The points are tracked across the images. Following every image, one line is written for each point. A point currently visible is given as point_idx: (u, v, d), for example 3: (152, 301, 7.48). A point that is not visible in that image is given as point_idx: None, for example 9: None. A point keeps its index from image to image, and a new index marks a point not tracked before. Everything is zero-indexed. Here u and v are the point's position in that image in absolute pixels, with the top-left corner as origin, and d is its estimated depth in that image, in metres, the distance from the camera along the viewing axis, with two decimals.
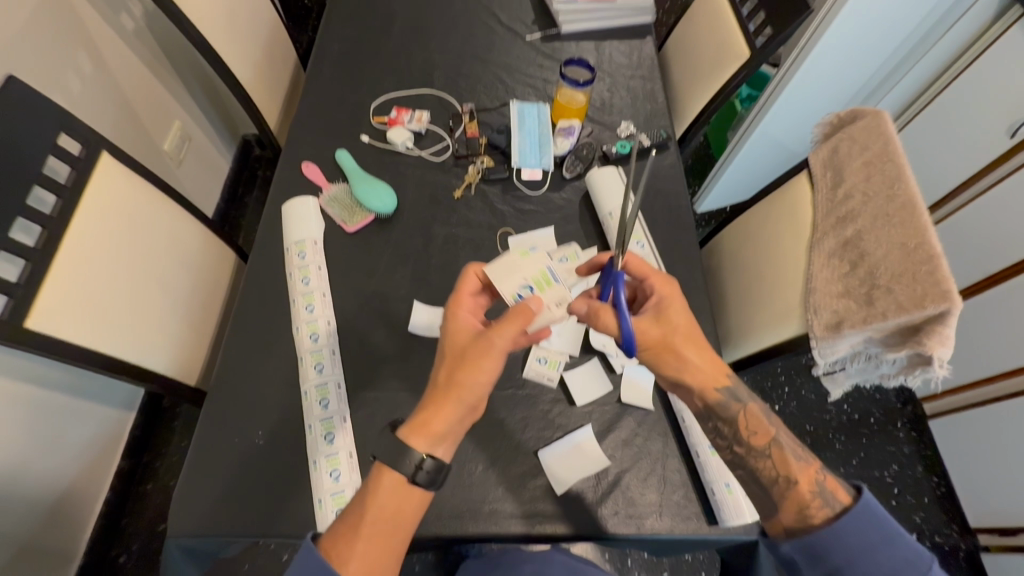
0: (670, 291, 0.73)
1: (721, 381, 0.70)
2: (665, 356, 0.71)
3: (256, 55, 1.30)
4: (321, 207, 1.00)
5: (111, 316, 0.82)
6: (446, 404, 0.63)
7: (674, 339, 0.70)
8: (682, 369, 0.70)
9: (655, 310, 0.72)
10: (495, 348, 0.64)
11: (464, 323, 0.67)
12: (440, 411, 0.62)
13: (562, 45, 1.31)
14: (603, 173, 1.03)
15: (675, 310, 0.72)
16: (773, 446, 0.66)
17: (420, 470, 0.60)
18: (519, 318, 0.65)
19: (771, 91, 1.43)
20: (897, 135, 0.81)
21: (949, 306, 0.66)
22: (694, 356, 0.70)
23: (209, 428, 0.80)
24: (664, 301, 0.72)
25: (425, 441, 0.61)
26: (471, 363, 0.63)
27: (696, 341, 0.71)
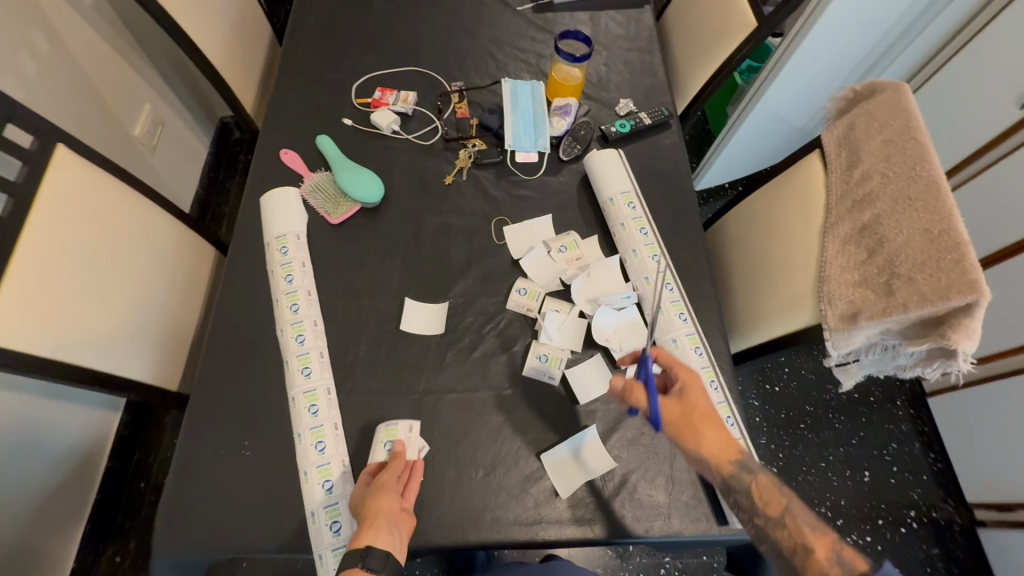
0: (693, 376, 0.73)
1: (733, 456, 0.70)
2: (684, 435, 0.71)
3: (227, 32, 1.20)
4: (303, 197, 0.93)
5: (79, 324, 0.76)
6: (375, 517, 0.65)
7: (694, 419, 0.71)
8: (699, 449, 0.70)
9: (679, 395, 0.73)
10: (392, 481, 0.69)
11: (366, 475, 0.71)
12: (372, 521, 0.65)
13: (555, 16, 1.23)
14: (603, 155, 0.97)
15: (698, 395, 0.72)
16: (788, 515, 0.66)
17: (373, 555, 0.61)
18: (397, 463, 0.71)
19: (776, 62, 1.36)
20: (919, 112, 0.76)
21: (978, 297, 0.62)
22: (713, 437, 0.70)
23: (191, 439, 0.76)
24: (687, 385, 0.73)
25: (369, 530, 0.63)
26: (380, 490, 0.68)
27: (714, 422, 0.71)
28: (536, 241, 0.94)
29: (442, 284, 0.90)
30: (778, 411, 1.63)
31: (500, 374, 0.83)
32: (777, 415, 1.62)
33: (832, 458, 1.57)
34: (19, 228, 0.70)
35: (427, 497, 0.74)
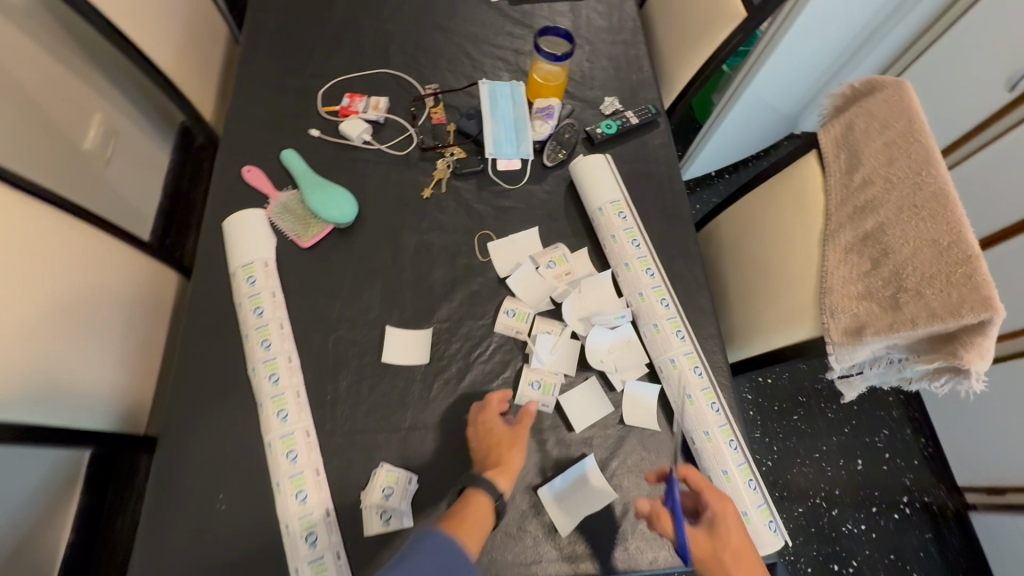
0: (728, 508, 0.65)
1: None
2: None
3: (177, 35, 1.11)
4: (270, 219, 0.87)
5: (27, 377, 0.69)
6: (508, 462, 0.68)
7: (728, 561, 0.61)
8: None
9: (708, 526, 0.65)
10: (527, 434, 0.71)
11: (497, 414, 0.73)
12: (507, 458, 0.68)
13: (532, 8, 1.16)
14: (589, 161, 0.91)
15: (733, 528, 0.64)
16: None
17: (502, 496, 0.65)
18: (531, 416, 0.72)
19: (764, 48, 1.31)
20: (922, 111, 0.72)
21: (992, 315, 0.59)
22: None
23: (161, 494, 0.70)
24: (717, 514, 0.64)
25: (505, 476, 0.66)
26: (516, 441, 0.70)
27: (752, 565, 0.62)
28: (522, 257, 0.88)
29: (425, 308, 0.84)
30: (771, 403, 1.62)
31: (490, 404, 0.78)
32: (770, 408, 1.61)
33: (826, 448, 1.57)
34: None
35: None
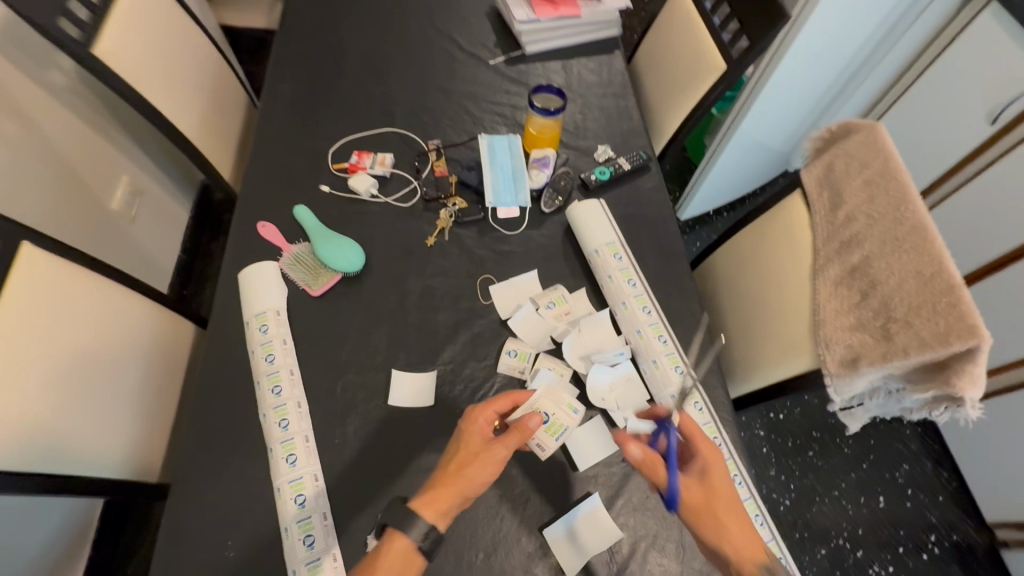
0: (717, 458, 0.72)
1: (760, 556, 0.66)
2: (705, 525, 0.67)
3: (201, 103, 1.20)
4: (283, 270, 0.91)
5: (49, 429, 0.72)
6: (449, 489, 0.66)
7: (718, 509, 0.68)
8: (718, 538, 0.66)
9: (699, 475, 0.71)
10: (502, 458, 0.69)
11: (480, 427, 0.71)
12: (445, 492, 0.66)
13: (527, 67, 1.25)
14: (584, 206, 0.96)
15: (721, 481, 0.70)
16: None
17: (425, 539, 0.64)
18: (519, 436, 0.71)
19: (750, 92, 1.40)
20: (896, 150, 0.76)
21: (979, 343, 0.60)
22: (733, 528, 0.67)
23: (172, 543, 0.71)
24: (708, 467, 0.71)
25: (431, 514, 0.65)
26: (478, 465, 0.68)
27: (740, 515, 0.68)
28: (523, 298, 0.92)
29: (430, 351, 0.87)
30: (784, 440, 1.59)
31: None
32: (784, 444, 1.58)
33: (845, 486, 1.53)
34: None
35: None
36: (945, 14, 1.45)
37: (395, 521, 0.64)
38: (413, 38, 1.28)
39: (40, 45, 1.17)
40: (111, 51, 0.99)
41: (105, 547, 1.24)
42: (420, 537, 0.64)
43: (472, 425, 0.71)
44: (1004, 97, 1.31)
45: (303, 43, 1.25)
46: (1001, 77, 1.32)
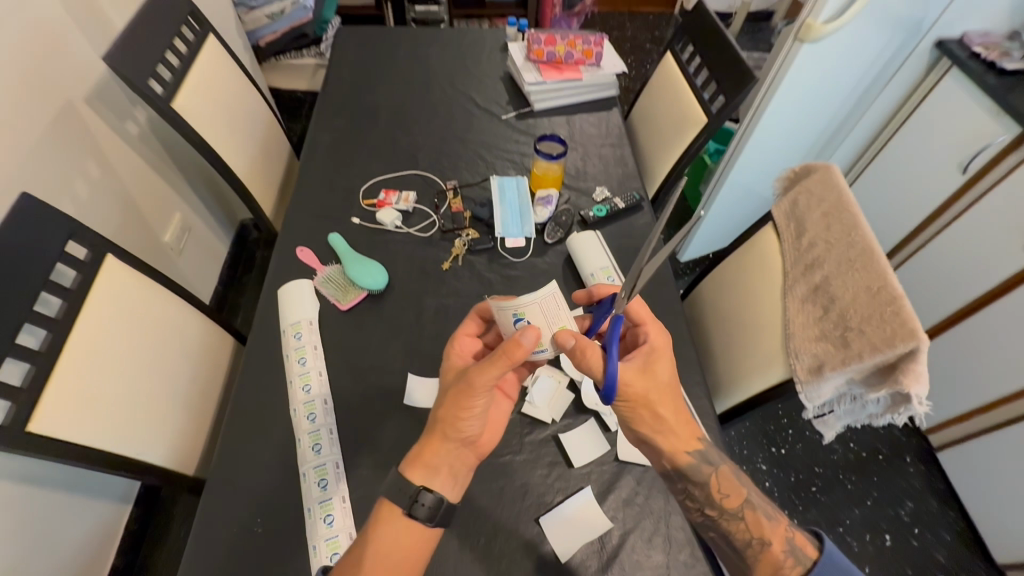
0: (660, 343, 0.77)
1: (692, 445, 0.76)
2: (641, 412, 0.74)
3: (252, 150, 1.39)
4: (316, 287, 1.04)
5: (114, 414, 0.83)
6: (435, 441, 0.68)
7: (652, 396, 0.73)
8: (656, 426, 0.75)
9: (643, 360, 0.75)
10: (477, 389, 0.65)
11: (459, 362, 0.75)
12: (431, 446, 0.68)
13: (535, 121, 1.42)
14: (582, 236, 1.09)
15: (661, 362, 0.75)
16: (745, 507, 0.73)
17: (420, 505, 0.65)
18: (504, 359, 0.65)
19: (737, 144, 1.55)
20: (849, 187, 0.88)
21: (919, 343, 0.69)
22: (670, 415, 0.75)
23: (209, 519, 0.79)
24: (653, 352, 0.76)
25: (419, 474, 0.67)
26: (451, 403, 0.67)
27: (672, 399, 0.75)
28: None
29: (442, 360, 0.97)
30: (787, 474, 1.58)
31: (499, 441, 0.88)
32: (787, 479, 1.57)
33: (849, 522, 1.51)
34: (68, 329, 0.80)
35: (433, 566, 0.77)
36: (913, 77, 1.60)
37: (392, 490, 0.67)
38: (436, 97, 1.48)
39: (125, 101, 1.38)
40: (186, 106, 1.18)
41: (128, 554, 1.30)
42: (410, 502, 0.65)
43: (451, 360, 0.75)
44: (969, 152, 1.45)
45: (342, 101, 1.45)
46: (966, 135, 1.46)
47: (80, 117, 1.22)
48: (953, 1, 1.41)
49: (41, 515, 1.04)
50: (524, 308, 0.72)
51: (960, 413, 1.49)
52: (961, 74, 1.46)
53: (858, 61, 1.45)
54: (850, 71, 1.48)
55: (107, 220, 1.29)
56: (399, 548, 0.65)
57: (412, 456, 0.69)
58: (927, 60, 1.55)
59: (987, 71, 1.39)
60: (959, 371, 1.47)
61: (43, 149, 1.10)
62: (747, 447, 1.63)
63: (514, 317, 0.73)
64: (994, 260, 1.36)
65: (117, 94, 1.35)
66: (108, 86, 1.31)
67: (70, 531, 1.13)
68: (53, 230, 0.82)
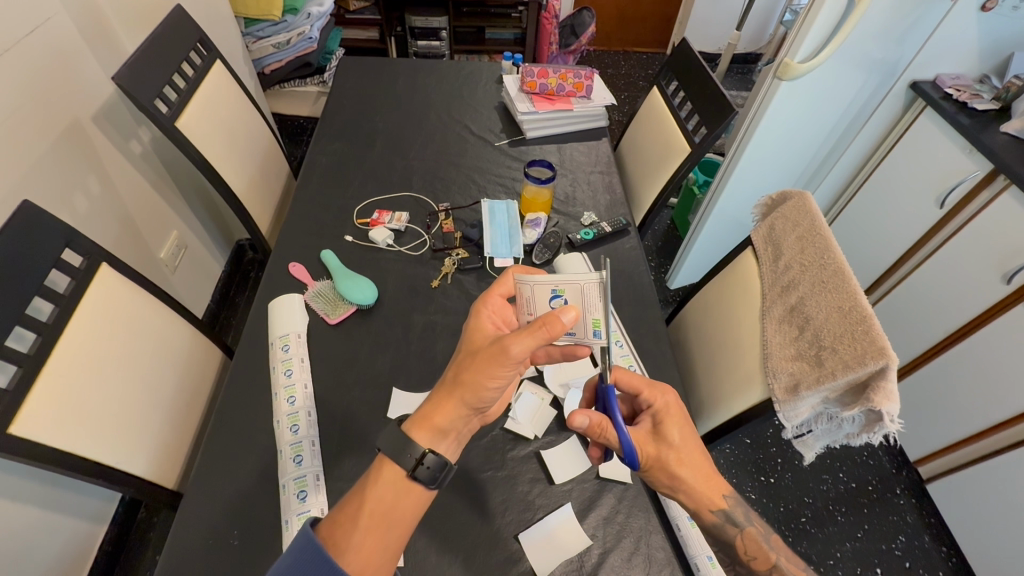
0: (667, 404, 0.79)
1: (716, 504, 0.75)
2: (658, 474, 0.75)
3: (251, 169, 1.43)
4: (306, 301, 1.06)
5: (96, 419, 0.84)
6: (447, 403, 0.65)
7: (668, 457, 0.74)
8: (675, 487, 0.75)
9: (652, 424, 0.78)
10: (509, 356, 0.63)
11: (486, 327, 0.70)
12: (443, 408, 0.66)
13: (527, 148, 1.48)
14: (570, 258, 1.12)
15: (671, 424, 0.77)
16: (773, 571, 0.73)
17: (421, 465, 0.63)
18: (542, 332, 0.63)
19: (723, 175, 1.61)
20: (821, 212, 0.91)
21: (887, 361, 0.70)
22: (688, 474, 0.74)
23: (185, 530, 0.79)
24: (661, 415, 0.78)
25: (426, 435, 0.64)
26: (477, 365, 0.64)
27: (692, 457, 0.75)
28: None
29: (427, 375, 0.99)
30: (776, 504, 1.55)
31: (481, 457, 0.88)
32: (776, 509, 1.54)
33: (841, 555, 1.47)
34: (57, 334, 0.82)
35: None
36: (891, 115, 1.66)
37: (391, 449, 0.63)
38: (432, 124, 1.54)
39: (130, 121, 1.42)
40: (189, 125, 1.23)
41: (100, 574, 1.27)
42: (412, 462, 0.63)
43: (479, 322, 0.70)
44: (947, 186, 1.49)
45: (341, 125, 1.51)
46: (941, 170, 1.51)
47: (85, 133, 1.26)
48: (923, 46, 1.49)
49: (12, 531, 1.02)
50: (565, 284, 0.69)
51: (945, 445, 1.49)
52: (934, 112, 1.52)
53: (836, 99, 1.52)
54: (828, 109, 1.55)
55: (105, 235, 1.32)
56: (394, 508, 0.63)
57: (416, 416, 0.66)
58: (902, 100, 1.63)
59: (958, 110, 1.45)
60: (942, 400, 1.47)
61: (46, 162, 1.13)
62: (735, 475, 1.60)
63: (551, 293, 0.70)
64: (975, 290, 1.39)
65: (123, 114, 1.40)
66: (115, 106, 1.36)
67: (44, 547, 1.11)
68: (50, 238, 0.85)
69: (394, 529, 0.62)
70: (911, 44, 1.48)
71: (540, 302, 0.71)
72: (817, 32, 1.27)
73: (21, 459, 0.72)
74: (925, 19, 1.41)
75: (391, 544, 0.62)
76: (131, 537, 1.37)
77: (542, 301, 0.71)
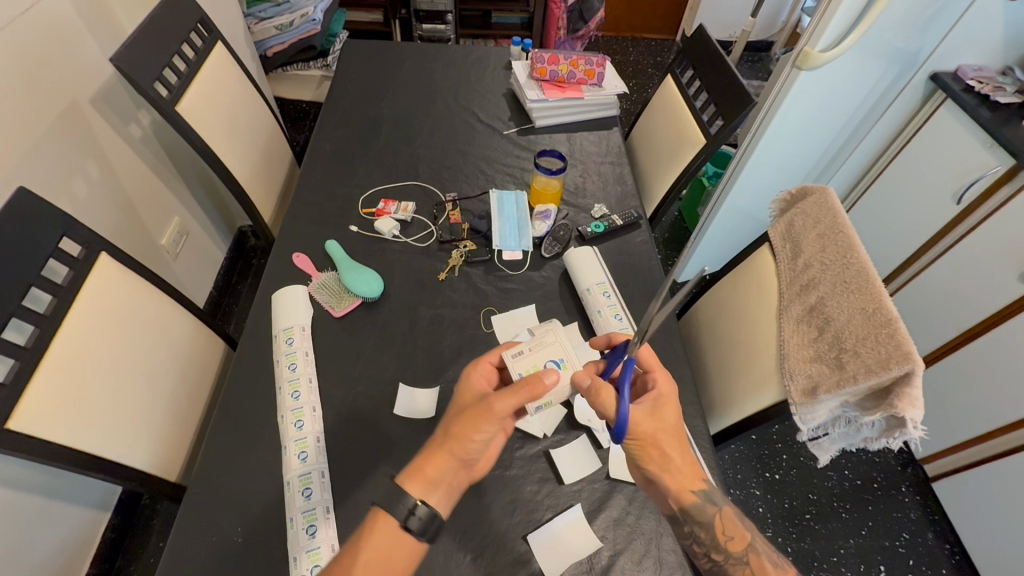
0: (669, 390, 0.79)
1: (697, 485, 0.75)
2: (649, 451, 0.75)
3: (254, 155, 1.40)
4: (310, 293, 1.04)
5: (95, 415, 0.82)
6: (439, 456, 0.68)
7: (661, 436, 0.75)
8: (662, 464, 0.75)
9: (652, 404, 0.77)
10: (493, 413, 0.67)
11: (476, 389, 0.74)
12: (434, 460, 0.68)
13: (536, 138, 1.44)
14: (580, 251, 1.09)
15: (669, 410, 0.77)
16: (750, 552, 0.72)
17: (413, 516, 0.64)
18: (525, 392, 0.68)
19: (735, 167, 1.57)
20: (844, 209, 0.89)
21: (913, 366, 0.68)
22: (675, 456, 0.75)
23: (188, 527, 0.77)
24: (661, 399, 0.77)
25: (419, 486, 0.66)
26: (466, 422, 0.68)
27: (680, 442, 0.76)
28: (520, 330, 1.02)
29: (434, 370, 0.97)
30: (781, 500, 1.54)
31: None
32: (781, 506, 1.53)
33: (844, 552, 1.46)
34: (55, 326, 0.79)
35: None
36: (909, 107, 1.62)
37: (381, 500, 0.65)
38: (439, 111, 1.50)
39: (130, 104, 1.39)
40: (189, 109, 1.19)
41: (103, 562, 1.27)
42: (404, 514, 0.64)
43: (470, 384, 0.75)
44: (966, 181, 1.45)
45: (346, 111, 1.47)
46: (960, 164, 1.47)
47: (83, 117, 1.23)
48: (947, 36, 1.44)
49: (14, 523, 1.01)
50: (570, 364, 0.78)
51: (954, 443, 1.47)
52: (955, 104, 1.48)
53: (854, 91, 1.48)
54: (845, 101, 1.51)
55: (104, 222, 1.29)
56: (389, 560, 0.63)
57: (411, 467, 0.68)
58: (922, 92, 1.58)
59: (980, 103, 1.41)
60: (952, 398, 1.46)
61: (44, 147, 1.10)
62: (740, 471, 1.59)
63: (557, 359, 0.78)
64: (991, 288, 1.36)
65: (122, 97, 1.36)
66: (114, 88, 1.33)
67: (47, 537, 1.10)
68: (48, 227, 0.82)
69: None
70: (934, 34, 1.43)
71: (541, 356, 0.78)
72: (840, 21, 1.23)
73: (19, 455, 0.71)
74: (950, 8, 1.36)
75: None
76: (134, 525, 1.36)
77: (543, 355, 0.79)
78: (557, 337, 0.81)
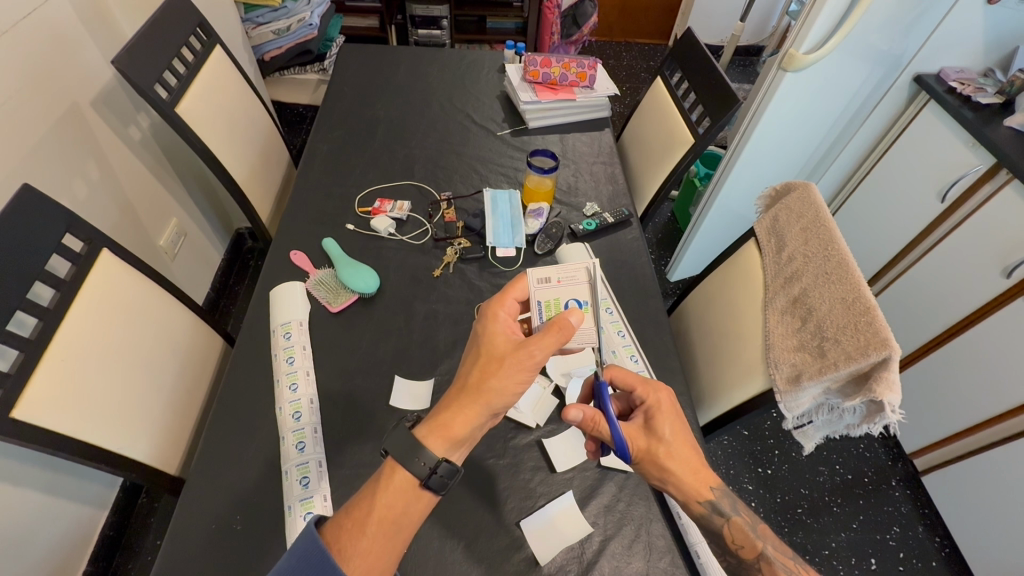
0: (658, 400, 0.79)
1: (704, 494, 0.75)
2: (650, 466, 0.76)
3: (252, 156, 1.43)
4: (308, 290, 1.06)
5: (97, 405, 0.83)
6: (470, 410, 0.66)
7: (659, 450, 0.75)
8: (665, 478, 0.75)
9: (645, 419, 0.79)
10: (534, 362, 0.68)
11: (503, 330, 0.71)
12: (462, 417, 0.66)
13: (529, 138, 1.47)
14: (571, 247, 1.12)
15: (663, 420, 0.77)
16: (761, 559, 0.73)
17: (434, 473, 0.64)
18: (558, 336, 0.68)
19: (726, 166, 1.60)
20: (825, 204, 0.91)
21: (890, 352, 0.70)
22: (680, 467, 0.75)
23: (188, 515, 0.79)
24: (653, 410, 0.78)
25: (444, 443, 0.65)
26: (505, 374, 0.67)
27: (681, 451, 0.76)
28: None
29: (429, 363, 0.99)
30: (773, 495, 1.56)
31: (483, 444, 0.89)
32: (773, 500, 1.55)
33: (836, 545, 1.48)
34: (58, 319, 0.81)
35: (412, 567, 0.76)
36: (894, 109, 1.66)
37: (400, 453, 0.64)
38: (434, 113, 1.53)
39: (129, 106, 1.41)
40: (189, 110, 1.22)
41: (100, 559, 1.28)
42: (426, 471, 0.63)
43: (497, 326, 0.71)
44: (950, 179, 1.48)
45: (342, 113, 1.49)
46: (944, 163, 1.50)
47: (83, 118, 1.25)
48: (929, 39, 1.48)
49: (14, 517, 1.02)
50: (592, 308, 0.80)
51: (943, 437, 1.49)
52: (938, 105, 1.51)
53: (838, 93, 1.52)
54: (831, 102, 1.54)
55: (104, 221, 1.31)
56: (402, 517, 0.63)
57: (433, 422, 0.66)
58: (906, 94, 1.62)
59: (964, 104, 1.44)
60: (938, 392, 1.49)
61: (45, 147, 1.13)
62: (732, 466, 1.61)
63: (580, 300, 0.80)
64: (975, 283, 1.39)
65: (122, 100, 1.38)
66: (114, 91, 1.35)
67: (44, 534, 1.11)
68: (52, 223, 0.84)
69: (402, 534, 0.63)
70: (917, 36, 1.47)
71: (566, 294, 0.79)
72: (824, 23, 1.26)
73: (23, 443, 0.72)
74: (931, 11, 1.40)
75: (396, 549, 0.62)
76: (131, 523, 1.37)
77: (569, 294, 0.80)
78: (587, 279, 0.82)
